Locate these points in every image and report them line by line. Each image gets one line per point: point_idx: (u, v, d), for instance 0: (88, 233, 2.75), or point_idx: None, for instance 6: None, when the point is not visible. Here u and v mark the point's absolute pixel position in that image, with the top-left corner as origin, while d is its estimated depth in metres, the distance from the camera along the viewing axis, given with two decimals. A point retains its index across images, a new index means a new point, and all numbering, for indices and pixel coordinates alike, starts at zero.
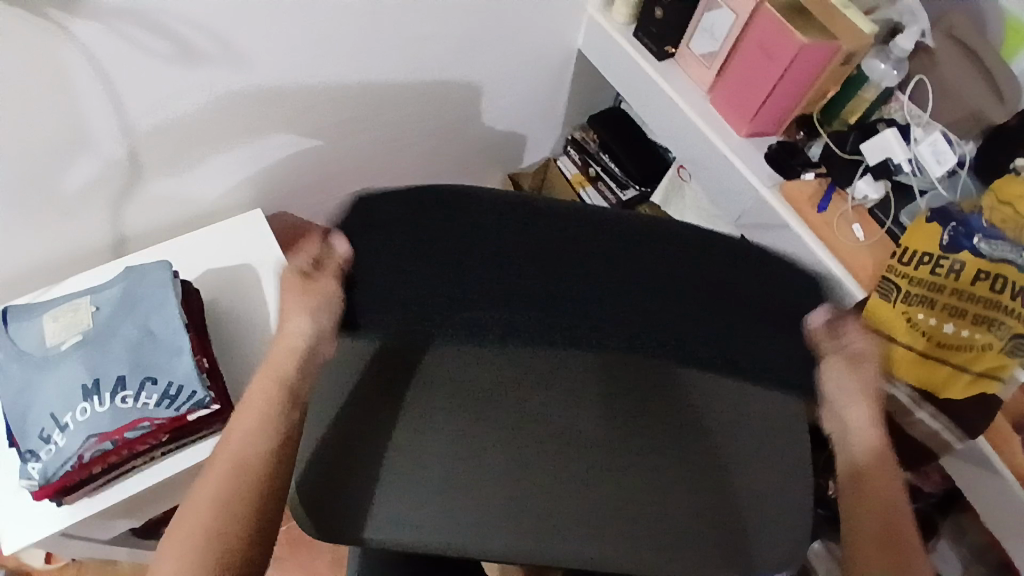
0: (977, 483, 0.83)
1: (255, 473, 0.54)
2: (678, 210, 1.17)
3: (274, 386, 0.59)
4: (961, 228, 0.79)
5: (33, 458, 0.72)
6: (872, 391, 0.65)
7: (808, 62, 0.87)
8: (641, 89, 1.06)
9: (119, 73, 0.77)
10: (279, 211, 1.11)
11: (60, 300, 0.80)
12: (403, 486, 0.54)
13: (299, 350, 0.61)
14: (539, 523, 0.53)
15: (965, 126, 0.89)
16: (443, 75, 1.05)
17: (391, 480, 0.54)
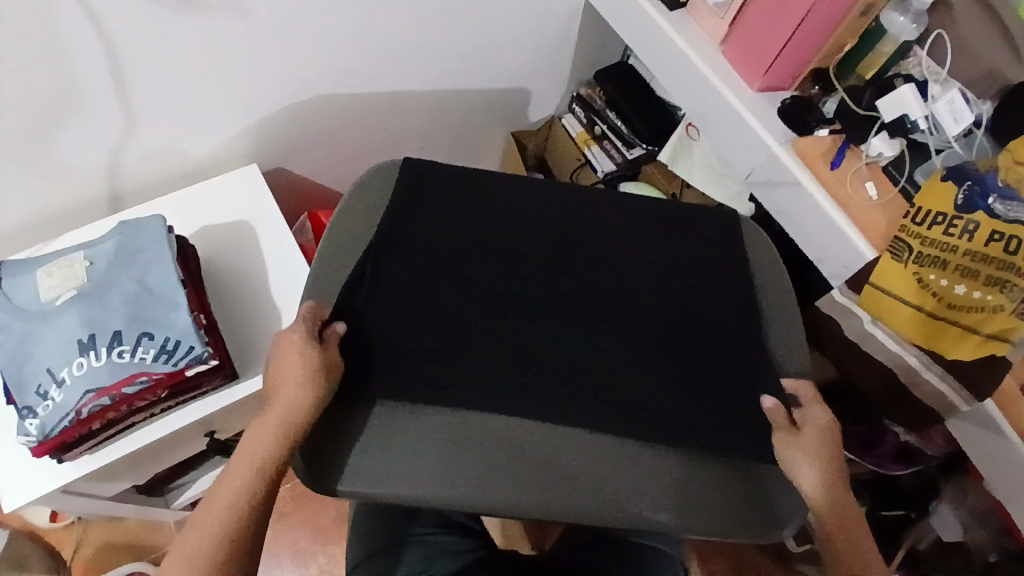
0: (980, 447, 0.82)
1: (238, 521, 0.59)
2: (686, 168, 1.15)
3: (270, 441, 0.61)
4: (976, 188, 0.77)
5: (31, 414, 0.72)
6: (819, 453, 0.66)
7: (827, 12, 0.83)
8: (652, 41, 1.02)
9: (114, 18, 0.73)
10: (277, 166, 1.08)
11: (53, 254, 0.78)
12: (388, 447, 0.65)
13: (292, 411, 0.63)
14: (504, 473, 0.64)
15: (982, 84, 0.86)
16: (446, 27, 1.01)
17: (377, 443, 0.65)
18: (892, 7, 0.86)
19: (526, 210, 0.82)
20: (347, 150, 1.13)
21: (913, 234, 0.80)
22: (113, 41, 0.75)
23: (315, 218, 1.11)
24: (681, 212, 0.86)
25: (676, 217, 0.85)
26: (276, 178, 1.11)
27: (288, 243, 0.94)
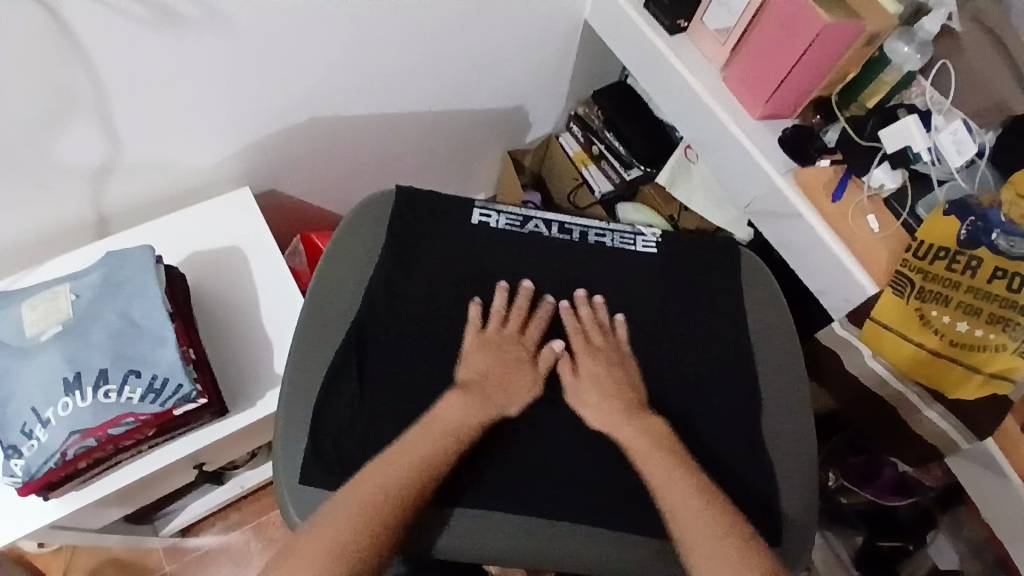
0: (979, 483, 0.81)
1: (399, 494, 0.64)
2: (684, 192, 1.13)
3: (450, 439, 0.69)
4: (981, 223, 0.76)
5: (16, 454, 0.70)
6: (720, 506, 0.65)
7: (830, 42, 0.82)
8: (651, 65, 1.01)
9: (94, 40, 0.71)
10: (269, 188, 1.06)
11: (39, 286, 0.77)
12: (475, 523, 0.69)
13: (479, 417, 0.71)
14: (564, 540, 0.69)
15: (986, 116, 0.86)
16: (442, 47, 0.99)
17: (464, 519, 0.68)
18: (897, 36, 0.84)
19: (519, 245, 0.82)
20: (342, 171, 1.12)
21: (915, 268, 0.80)
22: (93, 61, 0.73)
23: (307, 242, 1.10)
24: (680, 246, 0.85)
25: (675, 250, 0.84)
26: (268, 200, 1.09)
27: (281, 270, 0.92)
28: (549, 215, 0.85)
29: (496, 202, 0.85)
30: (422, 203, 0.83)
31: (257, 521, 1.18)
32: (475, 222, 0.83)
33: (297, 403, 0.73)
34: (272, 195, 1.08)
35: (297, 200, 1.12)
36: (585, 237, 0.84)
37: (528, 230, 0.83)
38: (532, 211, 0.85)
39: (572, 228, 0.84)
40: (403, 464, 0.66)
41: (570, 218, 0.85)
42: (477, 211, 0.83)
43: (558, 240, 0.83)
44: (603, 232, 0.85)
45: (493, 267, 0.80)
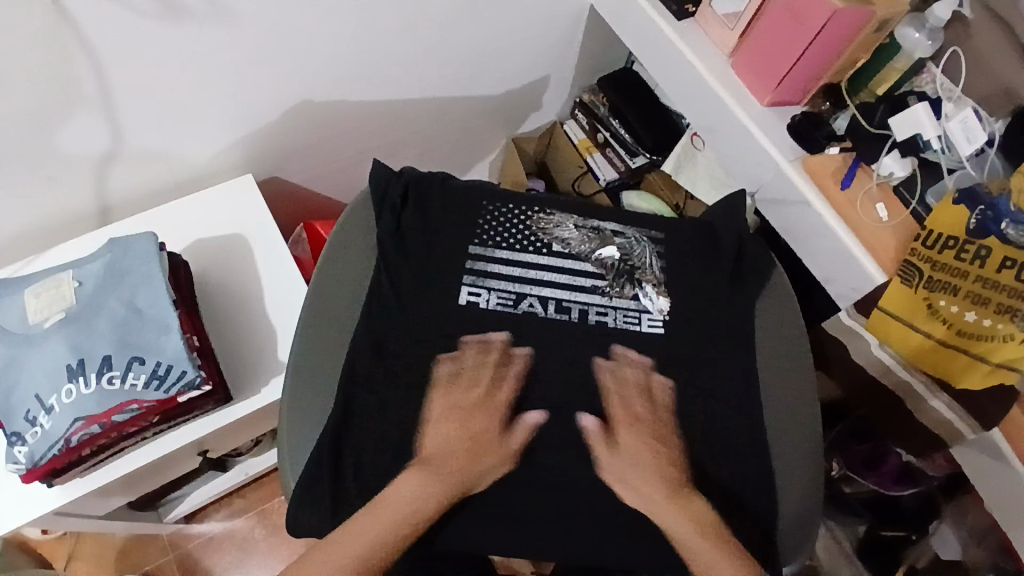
0: (983, 472, 0.81)
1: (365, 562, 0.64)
2: (690, 180, 1.12)
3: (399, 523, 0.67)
4: (989, 212, 0.76)
5: (20, 441, 0.70)
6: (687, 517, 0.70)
7: (840, 29, 0.81)
8: (659, 51, 0.99)
9: (100, 32, 0.71)
10: (272, 176, 1.05)
11: (42, 274, 0.76)
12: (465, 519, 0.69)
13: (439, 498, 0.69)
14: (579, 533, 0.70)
15: (997, 104, 0.85)
16: (447, 33, 0.98)
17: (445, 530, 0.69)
18: (907, 21, 0.83)
19: (513, 324, 0.76)
20: (346, 158, 1.11)
21: (924, 257, 0.79)
22: (98, 53, 0.73)
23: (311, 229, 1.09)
24: (683, 237, 0.85)
25: (678, 238, 0.85)
26: (270, 188, 1.08)
27: (284, 257, 0.92)
28: (545, 293, 0.79)
29: (487, 277, 0.79)
30: (415, 242, 0.79)
31: (261, 507, 1.19)
32: (463, 302, 0.77)
33: (303, 392, 0.72)
34: (275, 182, 1.07)
35: (301, 187, 1.12)
36: (585, 317, 0.79)
37: (522, 310, 0.78)
38: (527, 286, 0.79)
39: (570, 305, 0.79)
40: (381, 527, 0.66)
41: (568, 295, 0.80)
42: (465, 288, 0.78)
43: (555, 322, 0.78)
44: (605, 310, 0.80)
45: (488, 337, 0.75)
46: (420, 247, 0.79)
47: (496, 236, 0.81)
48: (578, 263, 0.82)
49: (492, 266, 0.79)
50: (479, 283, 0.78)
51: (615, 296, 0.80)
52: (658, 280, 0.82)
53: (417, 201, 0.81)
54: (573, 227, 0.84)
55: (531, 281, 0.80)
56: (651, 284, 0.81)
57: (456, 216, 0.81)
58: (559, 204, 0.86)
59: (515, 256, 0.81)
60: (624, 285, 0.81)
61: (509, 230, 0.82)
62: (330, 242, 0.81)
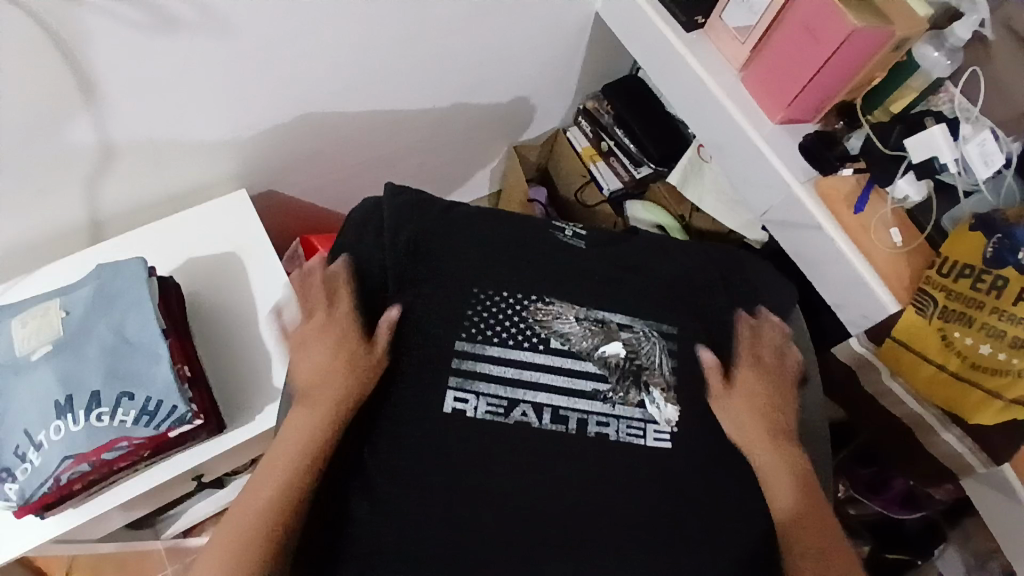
0: (994, 504, 0.80)
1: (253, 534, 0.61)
2: (696, 193, 1.09)
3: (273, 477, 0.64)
4: (1006, 241, 0.73)
5: (9, 478, 0.68)
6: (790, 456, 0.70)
7: (857, 49, 0.77)
8: (666, 64, 0.96)
9: (87, 47, 0.67)
10: (266, 189, 1.02)
11: (29, 301, 0.74)
12: None
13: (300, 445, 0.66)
14: None
15: (1016, 126, 0.82)
16: (446, 43, 0.95)
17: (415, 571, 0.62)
18: (927, 40, 0.80)
19: (501, 439, 0.68)
20: (343, 169, 1.08)
21: (938, 286, 0.77)
22: (84, 69, 0.69)
23: (307, 244, 1.06)
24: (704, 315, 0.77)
25: (692, 329, 0.76)
26: (265, 201, 1.05)
27: (279, 277, 0.89)
28: (540, 398, 0.71)
29: (476, 380, 0.70)
30: (416, 296, 0.73)
31: None
32: (449, 410, 0.68)
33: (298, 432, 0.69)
34: (269, 195, 1.04)
35: (297, 199, 1.09)
36: (584, 428, 0.70)
37: (514, 420, 0.69)
38: (520, 391, 0.71)
39: (568, 413, 0.71)
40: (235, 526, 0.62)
41: (567, 400, 0.71)
42: (452, 393, 0.69)
43: (551, 435, 0.69)
44: (606, 419, 0.71)
45: (472, 441, 0.67)
46: (399, 346, 0.71)
47: (493, 329, 0.73)
48: (580, 362, 0.73)
49: (481, 365, 0.71)
50: (466, 390, 0.70)
51: (618, 403, 0.72)
52: (667, 384, 0.73)
53: (426, 245, 0.76)
54: (575, 319, 0.74)
55: (525, 384, 0.71)
56: (659, 389, 0.73)
57: (437, 307, 0.73)
58: (561, 289, 0.76)
59: (506, 355, 0.72)
60: (630, 390, 0.72)
61: (501, 321, 0.73)
62: (311, 306, 0.75)
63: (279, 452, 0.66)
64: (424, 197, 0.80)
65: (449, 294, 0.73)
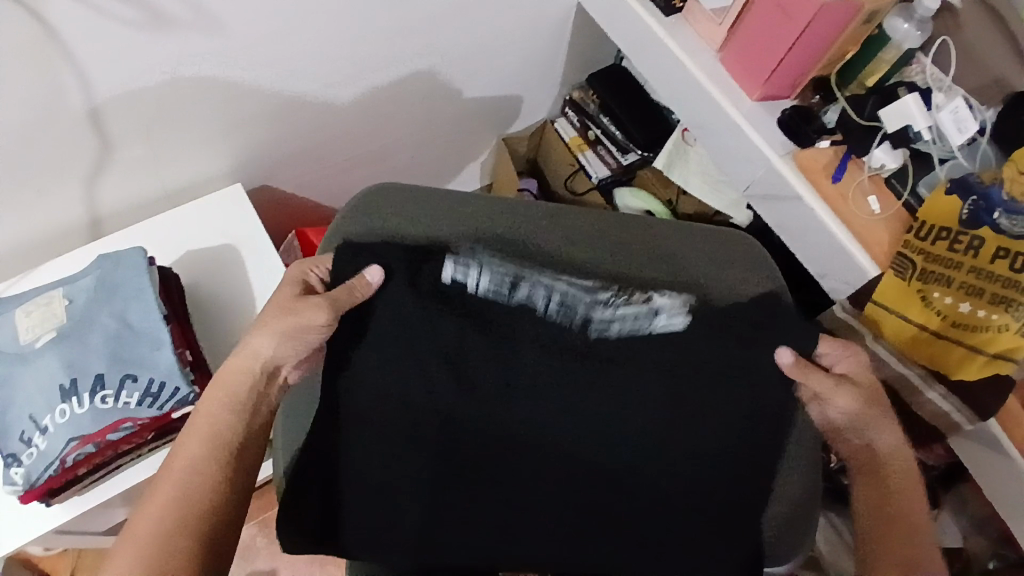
0: (983, 464, 0.81)
1: (190, 510, 0.59)
2: (682, 175, 1.13)
3: (214, 436, 0.62)
4: (982, 202, 0.76)
5: (16, 462, 0.70)
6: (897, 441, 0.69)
7: (828, 23, 0.80)
8: (647, 48, 0.99)
9: (84, 45, 0.70)
10: (261, 184, 1.05)
11: (32, 292, 0.76)
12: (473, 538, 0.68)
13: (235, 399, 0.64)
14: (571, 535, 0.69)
15: (987, 93, 0.84)
16: (433, 38, 0.98)
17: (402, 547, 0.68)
18: (896, 13, 0.83)
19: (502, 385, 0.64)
20: (336, 163, 1.10)
21: (917, 249, 0.79)
22: (84, 66, 0.72)
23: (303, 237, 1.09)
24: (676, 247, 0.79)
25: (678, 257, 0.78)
26: (262, 196, 1.08)
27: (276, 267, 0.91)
28: (546, 281, 0.67)
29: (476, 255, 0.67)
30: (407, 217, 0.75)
31: (264, 515, 1.20)
32: (447, 283, 0.66)
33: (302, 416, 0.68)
34: (265, 190, 1.07)
35: (292, 194, 1.12)
36: (586, 325, 0.66)
37: (517, 300, 0.66)
38: (525, 271, 0.68)
39: (571, 305, 0.67)
40: (166, 506, 0.59)
41: (566, 288, 0.68)
42: (452, 271, 0.66)
43: (552, 323, 0.66)
44: (608, 317, 0.67)
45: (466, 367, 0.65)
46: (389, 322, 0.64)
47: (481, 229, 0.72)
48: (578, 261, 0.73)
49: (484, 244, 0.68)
50: (467, 267, 0.66)
51: (620, 305, 0.67)
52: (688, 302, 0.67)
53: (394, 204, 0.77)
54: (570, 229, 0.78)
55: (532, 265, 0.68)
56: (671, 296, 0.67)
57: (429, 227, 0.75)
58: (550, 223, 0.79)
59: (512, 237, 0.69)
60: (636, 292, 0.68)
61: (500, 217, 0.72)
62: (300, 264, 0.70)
63: (210, 414, 0.63)
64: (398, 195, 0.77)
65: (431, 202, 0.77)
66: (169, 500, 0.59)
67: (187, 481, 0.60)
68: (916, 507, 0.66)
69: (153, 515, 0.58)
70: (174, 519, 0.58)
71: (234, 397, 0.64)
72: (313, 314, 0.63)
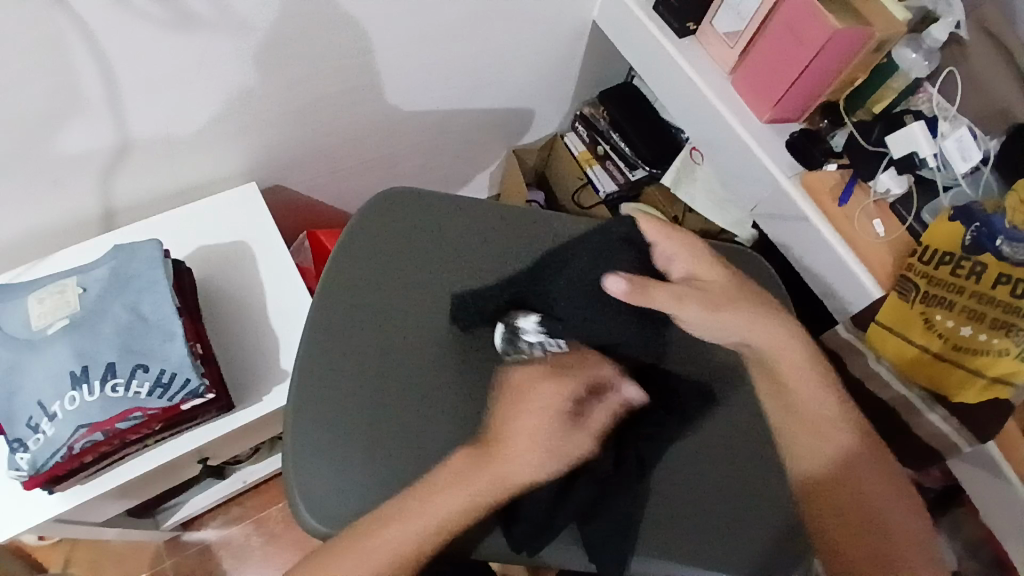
0: (978, 486, 0.82)
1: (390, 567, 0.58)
2: (690, 193, 1.14)
3: (482, 490, 0.61)
4: (985, 229, 0.77)
5: (21, 448, 0.70)
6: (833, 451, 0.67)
7: (837, 50, 0.83)
8: (659, 68, 1.01)
9: (111, 40, 0.71)
10: (275, 184, 1.06)
11: (45, 279, 0.76)
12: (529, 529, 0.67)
13: (511, 477, 0.61)
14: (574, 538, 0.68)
15: (990, 124, 0.86)
16: (451, 51, 1.00)
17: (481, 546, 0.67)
18: (904, 43, 0.85)
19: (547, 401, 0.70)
20: (349, 166, 1.11)
21: (920, 273, 0.81)
22: (109, 59, 0.73)
23: (314, 237, 1.11)
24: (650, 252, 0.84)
25: None
26: (275, 196, 1.09)
27: (290, 269, 0.92)
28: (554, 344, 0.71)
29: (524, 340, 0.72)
30: (410, 231, 0.81)
31: (260, 515, 1.20)
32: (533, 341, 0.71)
33: (320, 416, 0.70)
34: (279, 190, 1.08)
35: (304, 196, 1.13)
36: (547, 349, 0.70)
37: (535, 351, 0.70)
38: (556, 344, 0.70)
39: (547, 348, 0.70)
40: (379, 559, 0.58)
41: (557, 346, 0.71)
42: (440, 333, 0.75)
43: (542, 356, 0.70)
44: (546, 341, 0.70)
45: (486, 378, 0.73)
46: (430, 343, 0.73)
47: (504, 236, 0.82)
48: None
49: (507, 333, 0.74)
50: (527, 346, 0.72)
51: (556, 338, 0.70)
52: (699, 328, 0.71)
53: (396, 212, 0.82)
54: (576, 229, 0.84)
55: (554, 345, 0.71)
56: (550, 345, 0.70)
57: (431, 233, 0.81)
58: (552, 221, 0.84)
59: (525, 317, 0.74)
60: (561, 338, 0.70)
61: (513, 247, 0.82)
62: (323, 297, 0.77)
63: (484, 473, 0.62)
64: (401, 207, 0.82)
65: (433, 203, 0.83)
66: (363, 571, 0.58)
67: (412, 538, 0.59)
68: (883, 500, 0.64)
69: (352, 562, 0.58)
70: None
71: (483, 484, 0.61)
72: (548, 398, 0.63)
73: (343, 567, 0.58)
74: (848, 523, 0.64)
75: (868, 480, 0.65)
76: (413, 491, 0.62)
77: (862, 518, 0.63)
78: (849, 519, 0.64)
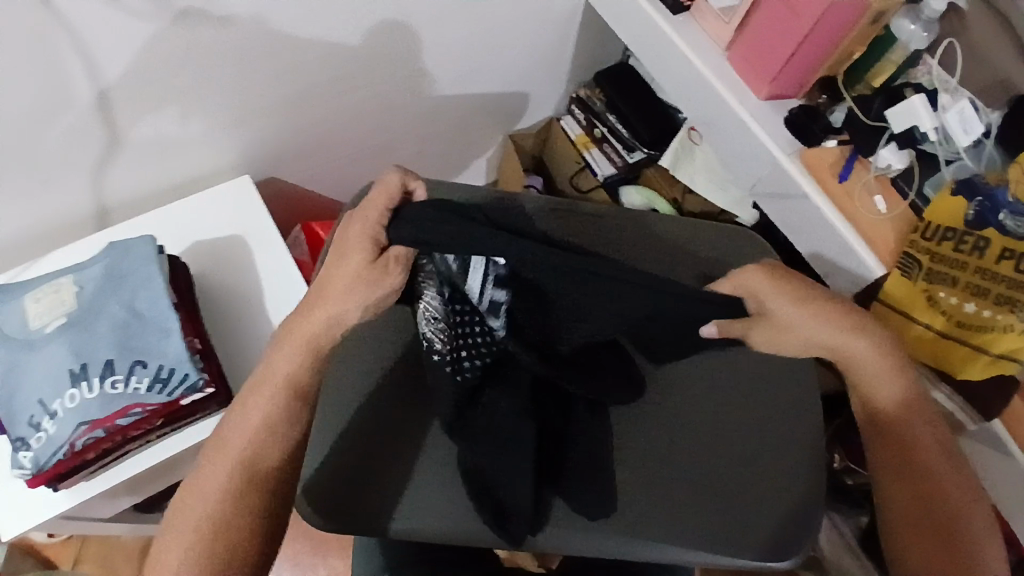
0: (981, 461, 0.82)
1: (216, 516, 0.62)
2: (689, 174, 1.13)
3: (266, 409, 0.66)
4: (988, 203, 0.76)
5: (24, 446, 0.71)
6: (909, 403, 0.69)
7: (834, 23, 0.81)
8: (654, 47, 0.99)
9: (97, 36, 0.71)
10: (269, 176, 1.06)
11: (40, 279, 0.76)
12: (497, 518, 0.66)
13: (284, 381, 0.67)
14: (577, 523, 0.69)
15: (993, 95, 0.85)
16: (442, 36, 0.99)
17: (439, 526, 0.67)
18: (903, 14, 0.83)
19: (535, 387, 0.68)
20: (344, 156, 1.11)
21: (923, 249, 0.79)
22: (95, 54, 0.72)
23: (311, 229, 1.11)
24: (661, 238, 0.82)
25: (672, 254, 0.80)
26: (270, 188, 1.09)
27: (285, 261, 0.91)
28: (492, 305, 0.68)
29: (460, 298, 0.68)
30: None
31: None
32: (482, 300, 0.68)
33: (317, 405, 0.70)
34: (273, 182, 1.08)
35: (299, 187, 1.12)
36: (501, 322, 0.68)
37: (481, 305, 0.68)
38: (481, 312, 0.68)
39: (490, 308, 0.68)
40: (209, 500, 0.63)
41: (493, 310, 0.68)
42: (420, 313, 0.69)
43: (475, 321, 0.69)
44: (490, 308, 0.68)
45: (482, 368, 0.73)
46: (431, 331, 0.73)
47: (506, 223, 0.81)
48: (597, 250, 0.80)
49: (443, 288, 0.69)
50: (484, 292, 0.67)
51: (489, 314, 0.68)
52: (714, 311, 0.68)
53: (396, 199, 0.80)
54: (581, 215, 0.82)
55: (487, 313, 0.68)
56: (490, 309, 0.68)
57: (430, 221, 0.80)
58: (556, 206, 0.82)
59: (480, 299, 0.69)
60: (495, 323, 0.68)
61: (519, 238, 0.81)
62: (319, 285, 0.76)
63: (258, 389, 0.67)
64: None
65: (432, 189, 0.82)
66: (204, 523, 0.62)
67: (218, 480, 0.64)
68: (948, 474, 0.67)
69: (193, 508, 0.63)
70: (210, 529, 0.62)
71: (275, 399, 0.66)
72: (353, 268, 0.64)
73: (182, 519, 0.63)
74: (913, 483, 0.67)
75: (938, 445, 0.68)
76: (217, 434, 0.67)
77: (924, 488, 0.67)
78: (910, 483, 0.67)
